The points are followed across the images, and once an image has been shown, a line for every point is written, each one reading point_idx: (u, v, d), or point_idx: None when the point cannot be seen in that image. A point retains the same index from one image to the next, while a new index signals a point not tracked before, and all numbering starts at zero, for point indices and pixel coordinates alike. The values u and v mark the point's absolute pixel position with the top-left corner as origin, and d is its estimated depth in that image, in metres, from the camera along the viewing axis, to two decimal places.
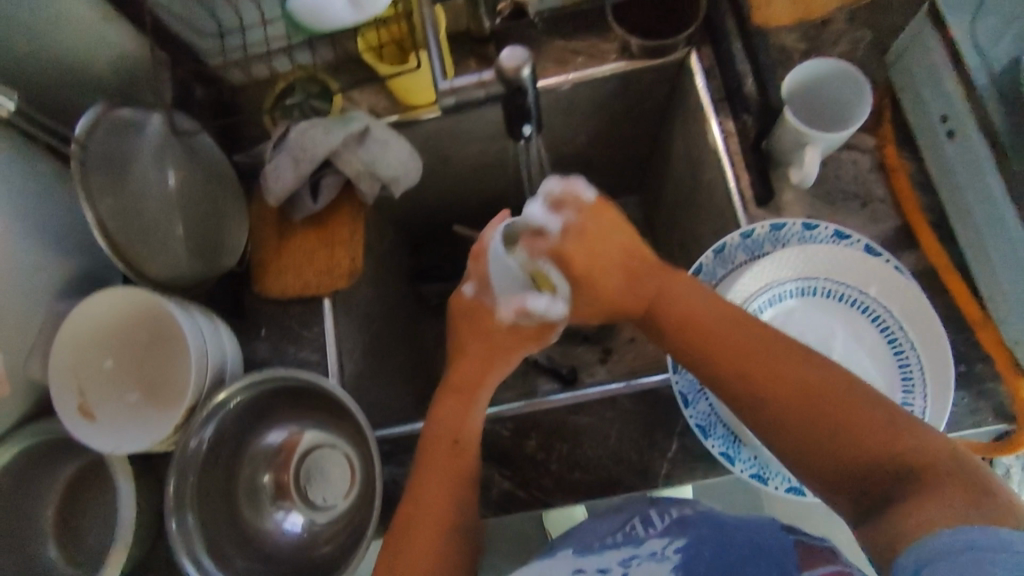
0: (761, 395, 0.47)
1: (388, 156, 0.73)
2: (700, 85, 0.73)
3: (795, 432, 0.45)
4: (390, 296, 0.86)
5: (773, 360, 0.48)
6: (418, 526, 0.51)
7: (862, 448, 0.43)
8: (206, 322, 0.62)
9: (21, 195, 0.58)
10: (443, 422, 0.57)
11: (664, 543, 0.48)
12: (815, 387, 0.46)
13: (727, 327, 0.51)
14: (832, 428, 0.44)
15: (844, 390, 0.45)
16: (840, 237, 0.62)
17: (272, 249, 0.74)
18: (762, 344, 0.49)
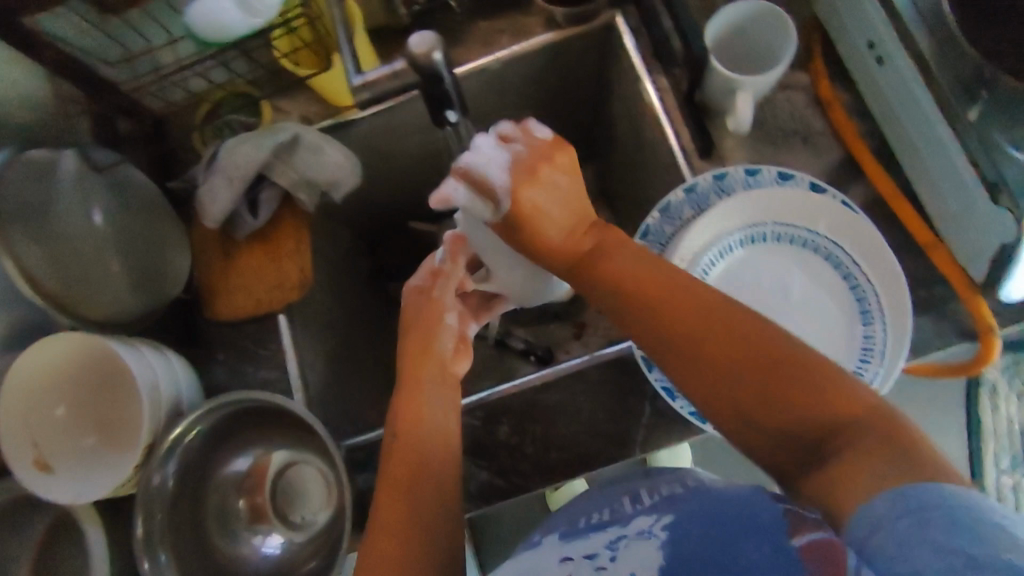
0: (685, 351, 0.46)
1: (323, 160, 0.70)
2: (630, 46, 0.72)
3: (721, 389, 0.44)
4: (352, 302, 0.85)
5: (714, 319, 0.45)
6: (377, 551, 0.45)
7: (793, 412, 0.41)
8: (154, 354, 0.60)
9: None
10: (403, 433, 0.52)
11: (653, 522, 0.41)
12: (753, 345, 0.43)
13: (654, 286, 0.49)
14: (768, 389, 0.42)
15: (782, 349, 0.43)
16: (784, 178, 0.60)
17: (218, 270, 0.71)
18: (704, 302, 0.46)
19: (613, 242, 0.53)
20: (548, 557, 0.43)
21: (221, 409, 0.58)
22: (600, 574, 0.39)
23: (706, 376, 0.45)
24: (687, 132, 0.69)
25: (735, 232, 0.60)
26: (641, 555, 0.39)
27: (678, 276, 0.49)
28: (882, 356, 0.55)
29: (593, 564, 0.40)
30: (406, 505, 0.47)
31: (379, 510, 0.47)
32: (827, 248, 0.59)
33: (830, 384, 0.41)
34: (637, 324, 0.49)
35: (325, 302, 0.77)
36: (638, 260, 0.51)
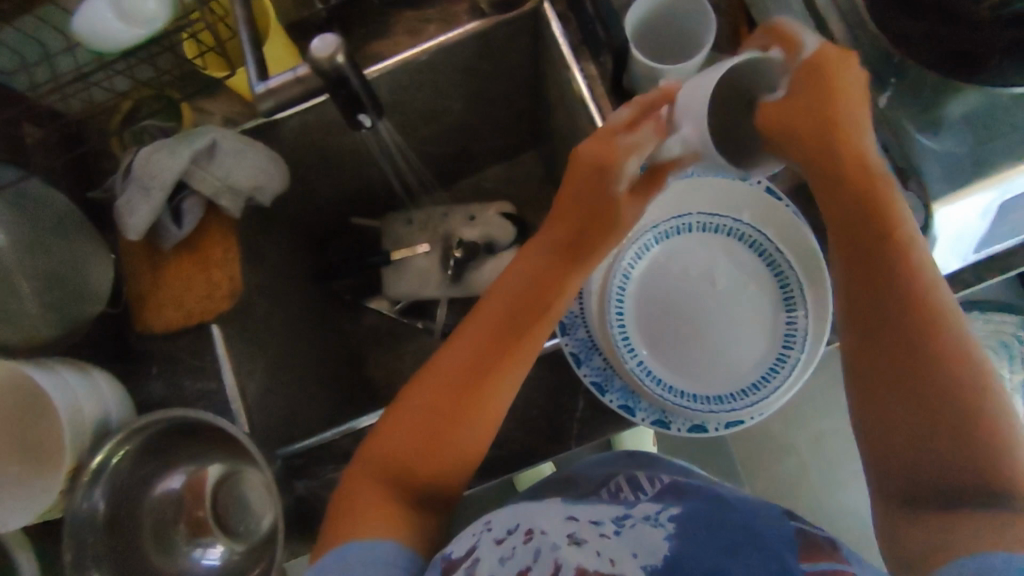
0: (906, 348, 0.46)
1: (245, 165, 0.69)
2: (557, 33, 0.70)
3: (908, 399, 0.45)
4: (296, 303, 0.84)
5: (926, 329, 0.46)
6: (359, 495, 0.49)
7: (927, 435, 0.43)
8: (77, 376, 0.59)
9: None
10: (449, 360, 0.52)
11: (658, 510, 0.43)
12: (941, 366, 0.44)
13: (899, 273, 0.47)
14: (923, 405, 0.44)
15: (966, 383, 0.43)
16: (708, 166, 0.59)
17: (145, 282, 0.70)
18: (920, 302, 0.46)
19: (883, 200, 0.49)
20: (553, 513, 0.45)
21: (147, 429, 0.57)
22: (604, 539, 0.40)
23: (895, 370, 0.46)
24: None
25: (659, 224, 0.59)
26: (647, 539, 0.40)
27: (907, 273, 0.47)
28: (806, 342, 0.55)
29: (598, 530, 0.41)
30: (416, 438, 0.50)
31: (391, 425, 0.51)
32: (751, 235, 0.59)
33: (978, 428, 0.42)
34: (874, 304, 0.48)
35: (261, 307, 0.76)
36: (902, 238, 0.48)
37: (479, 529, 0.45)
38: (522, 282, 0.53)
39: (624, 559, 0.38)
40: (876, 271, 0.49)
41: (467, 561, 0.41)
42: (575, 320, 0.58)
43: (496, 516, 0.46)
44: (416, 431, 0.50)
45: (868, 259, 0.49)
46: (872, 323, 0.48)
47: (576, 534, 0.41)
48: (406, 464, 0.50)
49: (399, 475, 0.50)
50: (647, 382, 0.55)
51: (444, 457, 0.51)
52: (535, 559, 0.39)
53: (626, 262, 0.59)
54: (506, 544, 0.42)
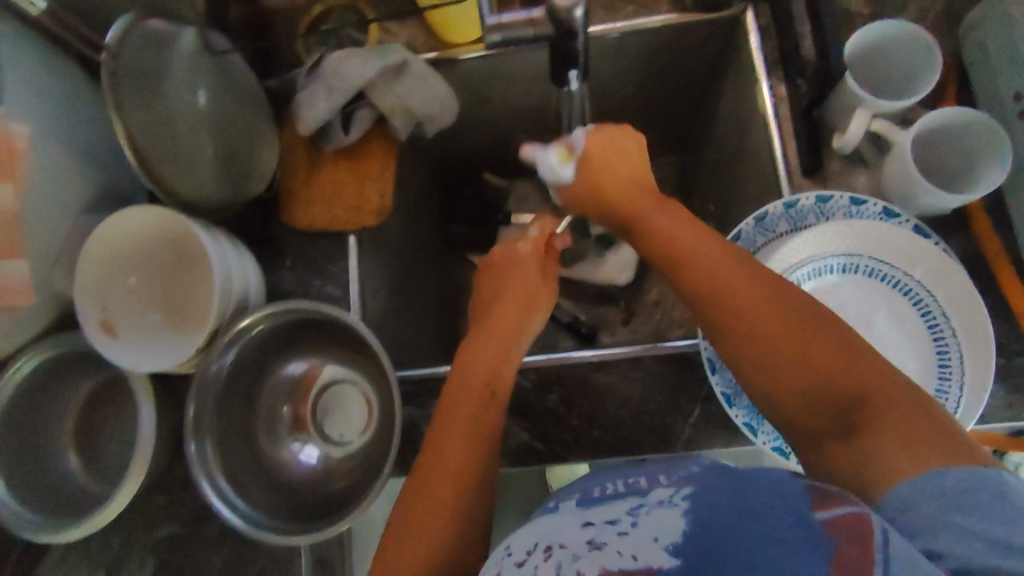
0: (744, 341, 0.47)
1: (425, 93, 0.70)
2: (753, 44, 0.70)
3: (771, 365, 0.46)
4: (420, 235, 0.86)
5: (758, 280, 0.48)
6: (434, 488, 0.51)
7: (818, 387, 0.44)
8: (231, 249, 0.61)
9: (54, 106, 0.56)
10: (474, 368, 0.58)
11: (671, 491, 0.39)
12: (758, 307, 0.47)
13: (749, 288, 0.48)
14: (781, 346, 0.46)
15: (834, 324, 0.46)
16: (889, 216, 0.60)
17: (298, 178, 0.71)
18: (714, 265, 0.50)
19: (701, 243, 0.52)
20: (566, 519, 0.40)
21: (290, 312, 0.59)
22: (621, 537, 0.36)
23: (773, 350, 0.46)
24: (796, 148, 0.67)
25: (829, 257, 0.59)
26: (664, 519, 0.36)
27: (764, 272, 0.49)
28: (951, 417, 0.54)
29: (614, 529, 0.37)
30: (461, 440, 0.53)
31: (436, 442, 0.53)
32: (919, 294, 0.58)
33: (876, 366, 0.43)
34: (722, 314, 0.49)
35: (392, 233, 0.77)
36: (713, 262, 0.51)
37: (501, 556, 0.40)
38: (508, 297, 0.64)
39: (649, 553, 0.34)
40: (689, 271, 0.51)
41: None
42: None
43: (515, 539, 0.41)
44: (473, 380, 0.57)
45: (681, 250, 0.52)
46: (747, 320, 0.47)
47: (597, 539, 0.37)
48: (462, 468, 0.52)
49: (462, 469, 0.52)
50: None
51: (489, 402, 0.56)
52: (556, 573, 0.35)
53: None
54: (528, 565, 0.37)
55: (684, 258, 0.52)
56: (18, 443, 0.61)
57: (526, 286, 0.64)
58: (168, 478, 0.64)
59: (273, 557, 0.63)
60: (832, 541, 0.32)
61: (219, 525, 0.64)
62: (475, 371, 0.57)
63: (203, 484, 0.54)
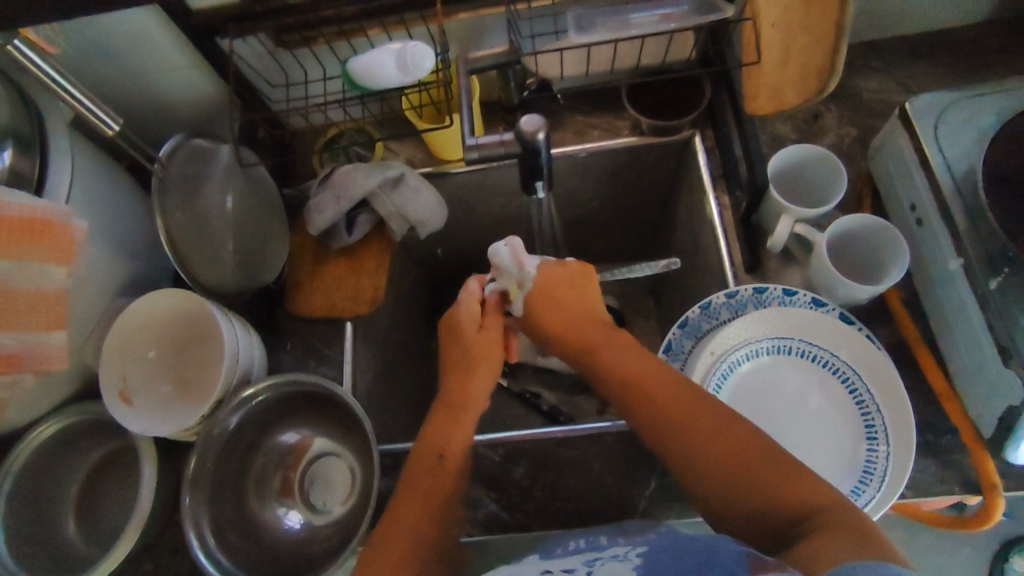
0: (698, 460, 0.51)
1: (419, 202, 0.82)
2: (701, 162, 0.83)
3: (723, 486, 0.49)
4: (410, 326, 0.95)
5: (681, 396, 0.55)
6: (390, 543, 0.54)
7: (759, 502, 0.47)
8: (241, 329, 0.69)
9: (106, 203, 0.67)
10: (432, 439, 0.63)
11: (627, 549, 0.44)
12: (706, 435, 0.51)
13: (684, 403, 0.54)
14: (728, 467, 0.49)
15: (770, 448, 0.49)
16: (817, 305, 0.68)
17: (305, 271, 0.81)
18: (642, 372, 0.58)
19: (652, 373, 0.58)
20: (527, 568, 0.44)
21: (286, 384, 0.67)
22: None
23: (724, 462, 0.50)
24: (738, 248, 0.77)
25: (764, 339, 0.67)
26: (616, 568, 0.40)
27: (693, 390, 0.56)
28: (881, 483, 0.59)
29: None
30: (424, 492, 0.58)
31: (401, 497, 0.58)
32: (845, 371, 0.65)
33: (809, 480, 0.47)
34: (673, 436, 0.53)
35: (385, 323, 0.86)
36: (664, 384, 0.57)
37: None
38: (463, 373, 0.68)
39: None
40: (646, 403, 0.56)
41: None
42: None
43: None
44: (426, 457, 0.61)
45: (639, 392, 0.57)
46: (703, 439, 0.51)
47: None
48: (418, 523, 0.56)
49: (422, 521, 0.56)
50: None
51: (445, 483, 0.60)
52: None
53: (725, 368, 0.65)
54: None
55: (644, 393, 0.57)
56: (29, 502, 0.66)
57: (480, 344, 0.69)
58: (157, 544, 0.68)
59: None
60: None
61: None
62: (430, 446, 0.62)
63: (192, 539, 0.58)
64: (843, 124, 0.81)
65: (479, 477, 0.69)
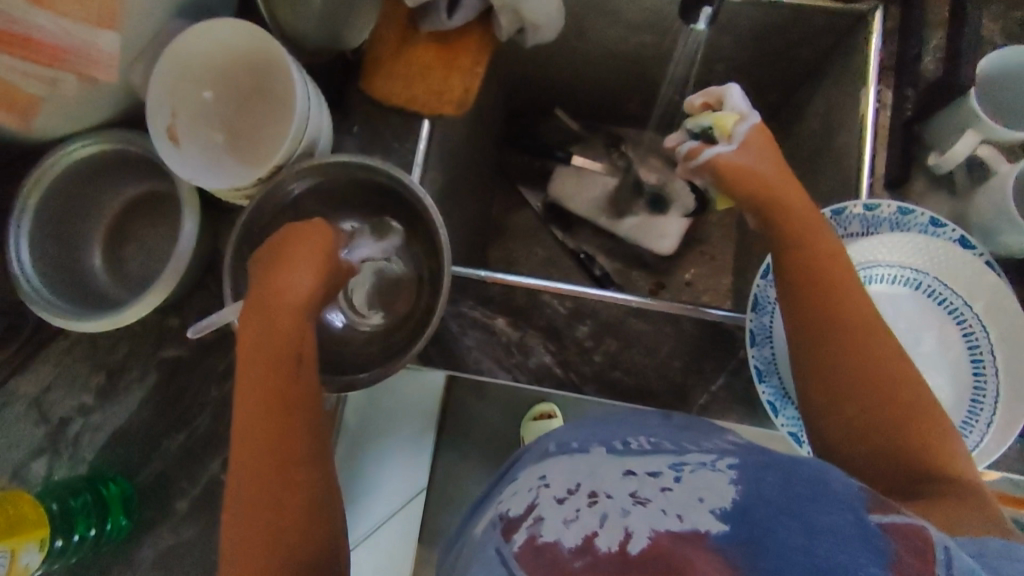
0: (840, 366, 0.48)
1: (539, 2, 0.67)
2: (874, 46, 0.69)
3: (850, 400, 0.47)
4: (480, 147, 0.85)
5: (852, 297, 0.50)
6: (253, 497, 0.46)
7: (883, 434, 0.45)
8: (313, 94, 0.60)
9: None
10: (253, 364, 0.49)
11: (714, 458, 0.40)
12: (859, 350, 0.48)
13: (852, 300, 0.50)
14: (879, 401, 0.46)
15: (925, 395, 0.46)
16: (964, 245, 0.59)
17: (387, 49, 0.69)
18: (811, 248, 0.52)
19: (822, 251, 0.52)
20: (609, 466, 0.40)
21: (352, 170, 0.59)
22: (663, 495, 0.36)
23: (865, 382, 0.47)
24: (886, 158, 0.67)
25: (893, 266, 0.59)
26: (711, 482, 0.36)
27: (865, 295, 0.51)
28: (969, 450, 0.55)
29: (656, 483, 0.37)
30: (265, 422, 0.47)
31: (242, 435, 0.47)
32: (971, 326, 0.58)
33: (944, 432, 0.45)
34: (822, 329, 0.49)
35: (460, 134, 0.76)
36: (840, 274, 0.51)
37: (535, 484, 0.42)
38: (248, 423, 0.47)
39: (692, 510, 0.33)
40: (819, 293, 0.50)
41: (530, 518, 0.37)
42: (768, 304, 0.59)
43: (552, 472, 0.43)
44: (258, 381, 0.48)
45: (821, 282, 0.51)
46: (853, 345, 0.48)
47: (639, 494, 0.36)
48: (279, 462, 0.46)
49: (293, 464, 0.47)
50: None
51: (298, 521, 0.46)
52: (604, 524, 0.34)
53: None
54: (569, 505, 0.37)
55: (829, 286, 0.50)
56: (57, 225, 0.60)
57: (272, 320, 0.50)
58: (186, 304, 0.63)
59: None
60: (890, 546, 0.29)
61: (225, 362, 0.62)
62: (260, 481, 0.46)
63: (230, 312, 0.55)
64: None
65: (538, 324, 0.64)
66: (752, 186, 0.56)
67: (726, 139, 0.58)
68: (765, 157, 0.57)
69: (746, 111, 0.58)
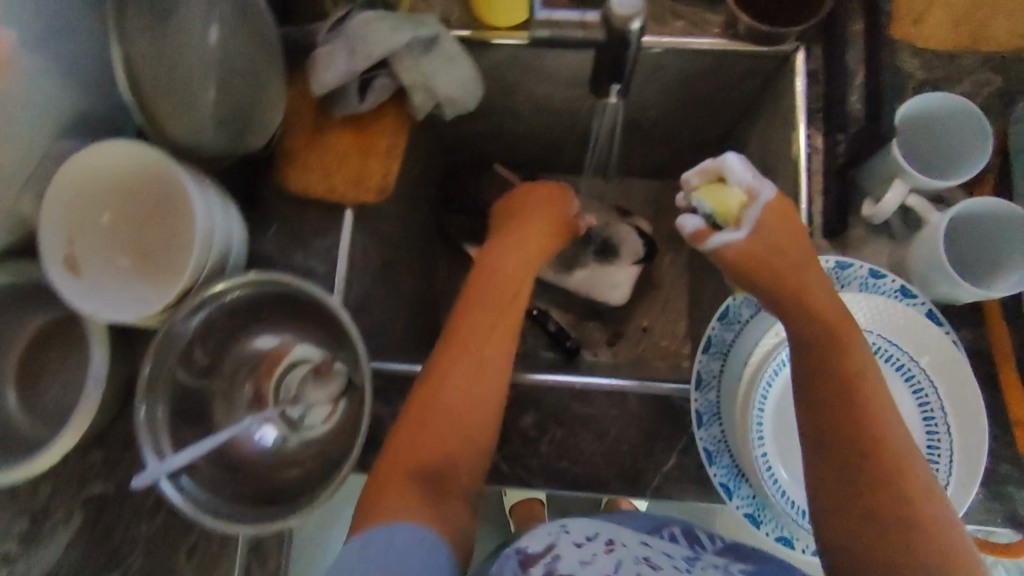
0: (846, 458, 0.45)
1: (451, 74, 0.65)
2: (799, 88, 0.66)
3: (850, 499, 0.44)
4: (414, 218, 0.82)
5: (863, 382, 0.47)
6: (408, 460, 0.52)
7: (884, 542, 0.42)
8: (218, 203, 0.57)
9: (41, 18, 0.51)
10: (452, 369, 0.56)
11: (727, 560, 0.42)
12: (868, 443, 0.45)
13: (863, 385, 0.47)
14: (881, 503, 0.43)
15: (937, 503, 0.43)
16: (904, 296, 0.58)
17: (300, 139, 0.66)
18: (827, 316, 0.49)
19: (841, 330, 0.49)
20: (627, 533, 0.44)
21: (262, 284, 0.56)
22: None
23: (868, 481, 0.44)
24: (822, 204, 0.64)
25: None
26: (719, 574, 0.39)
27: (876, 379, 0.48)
28: None
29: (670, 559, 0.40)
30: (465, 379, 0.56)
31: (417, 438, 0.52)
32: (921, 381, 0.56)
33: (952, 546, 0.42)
34: (829, 415, 0.47)
35: (388, 215, 0.73)
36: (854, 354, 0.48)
37: (555, 529, 0.43)
38: (437, 408, 0.54)
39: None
40: (830, 371, 0.48)
41: (548, 554, 0.39)
42: (711, 381, 0.59)
43: (573, 522, 0.44)
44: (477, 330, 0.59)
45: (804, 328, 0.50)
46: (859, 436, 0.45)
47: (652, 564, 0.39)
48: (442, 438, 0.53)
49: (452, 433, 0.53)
50: (764, 476, 0.53)
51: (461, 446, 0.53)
52: (618, 570, 0.39)
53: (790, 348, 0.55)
54: (587, 549, 0.40)
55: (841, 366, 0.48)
56: None
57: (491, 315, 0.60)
58: (110, 434, 0.61)
59: (204, 539, 0.59)
60: None
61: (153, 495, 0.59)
62: (410, 448, 0.52)
63: (150, 455, 0.52)
64: (987, 67, 0.65)
65: None
66: (763, 266, 0.52)
67: (733, 225, 0.53)
68: (778, 237, 0.52)
69: (756, 183, 0.52)
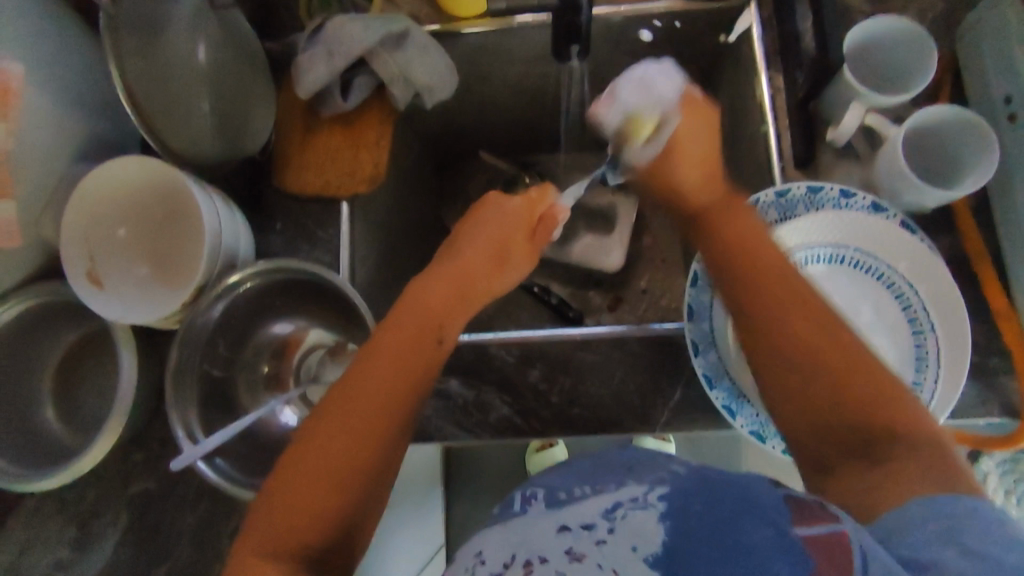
0: (781, 350, 0.47)
1: (427, 62, 0.70)
2: (756, 35, 0.70)
3: (793, 388, 0.46)
4: (410, 209, 0.87)
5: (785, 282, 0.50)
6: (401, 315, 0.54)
7: (844, 417, 0.44)
8: (223, 206, 0.60)
9: (35, 44, 0.56)
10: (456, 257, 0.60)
11: (646, 489, 0.37)
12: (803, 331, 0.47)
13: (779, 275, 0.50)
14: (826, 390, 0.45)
15: (874, 370, 0.45)
16: (876, 210, 0.60)
17: (294, 140, 0.70)
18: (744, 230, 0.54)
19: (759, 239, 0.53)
20: (541, 524, 0.37)
21: (277, 272, 0.60)
22: (600, 550, 0.33)
23: (812, 369, 0.46)
24: (790, 138, 0.67)
25: (812, 246, 0.60)
26: (643, 526, 0.34)
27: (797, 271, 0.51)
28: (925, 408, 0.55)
29: (592, 536, 0.35)
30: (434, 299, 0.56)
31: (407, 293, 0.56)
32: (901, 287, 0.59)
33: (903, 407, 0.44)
34: (750, 307, 0.50)
35: (384, 206, 0.77)
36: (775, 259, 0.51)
37: (471, 565, 0.36)
38: (410, 308, 0.54)
39: (627, 565, 0.32)
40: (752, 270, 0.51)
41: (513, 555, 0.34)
42: (703, 311, 0.61)
43: (488, 544, 0.37)
44: (458, 274, 0.59)
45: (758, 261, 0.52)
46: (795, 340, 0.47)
47: (575, 550, 0.34)
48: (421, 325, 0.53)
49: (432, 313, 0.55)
50: None
51: (365, 433, 0.47)
52: None
53: None
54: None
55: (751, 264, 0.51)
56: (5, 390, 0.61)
57: (475, 259, 0.61)
58: (148, 433, 0.64)
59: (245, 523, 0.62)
60: (810, 556, 0.31)
61: (194, 482, 0.63)
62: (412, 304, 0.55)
63: (179, 434, 0.55)
64: None
65: (492, 378, 0.66)
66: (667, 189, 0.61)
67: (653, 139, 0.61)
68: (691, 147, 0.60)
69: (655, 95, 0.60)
